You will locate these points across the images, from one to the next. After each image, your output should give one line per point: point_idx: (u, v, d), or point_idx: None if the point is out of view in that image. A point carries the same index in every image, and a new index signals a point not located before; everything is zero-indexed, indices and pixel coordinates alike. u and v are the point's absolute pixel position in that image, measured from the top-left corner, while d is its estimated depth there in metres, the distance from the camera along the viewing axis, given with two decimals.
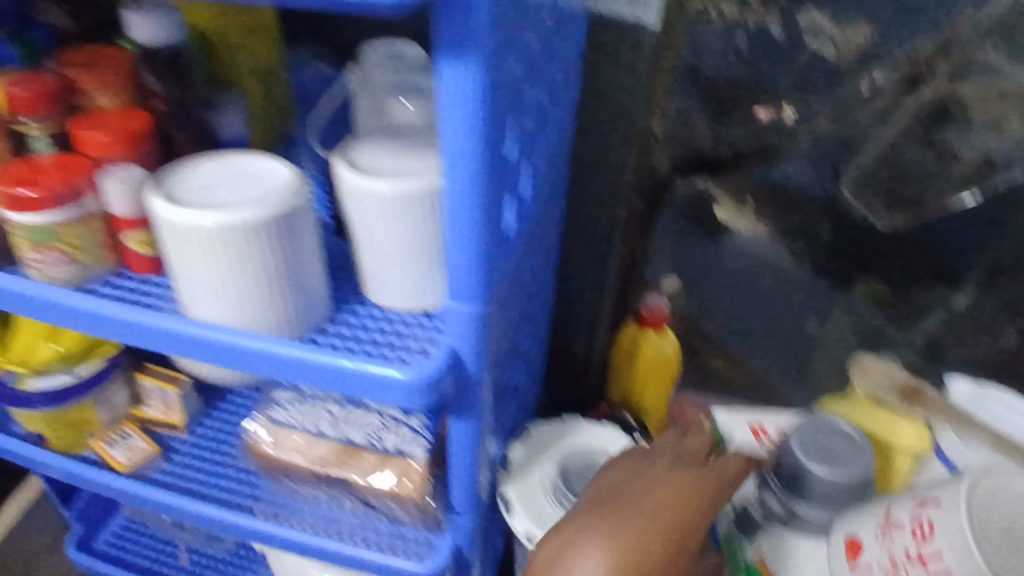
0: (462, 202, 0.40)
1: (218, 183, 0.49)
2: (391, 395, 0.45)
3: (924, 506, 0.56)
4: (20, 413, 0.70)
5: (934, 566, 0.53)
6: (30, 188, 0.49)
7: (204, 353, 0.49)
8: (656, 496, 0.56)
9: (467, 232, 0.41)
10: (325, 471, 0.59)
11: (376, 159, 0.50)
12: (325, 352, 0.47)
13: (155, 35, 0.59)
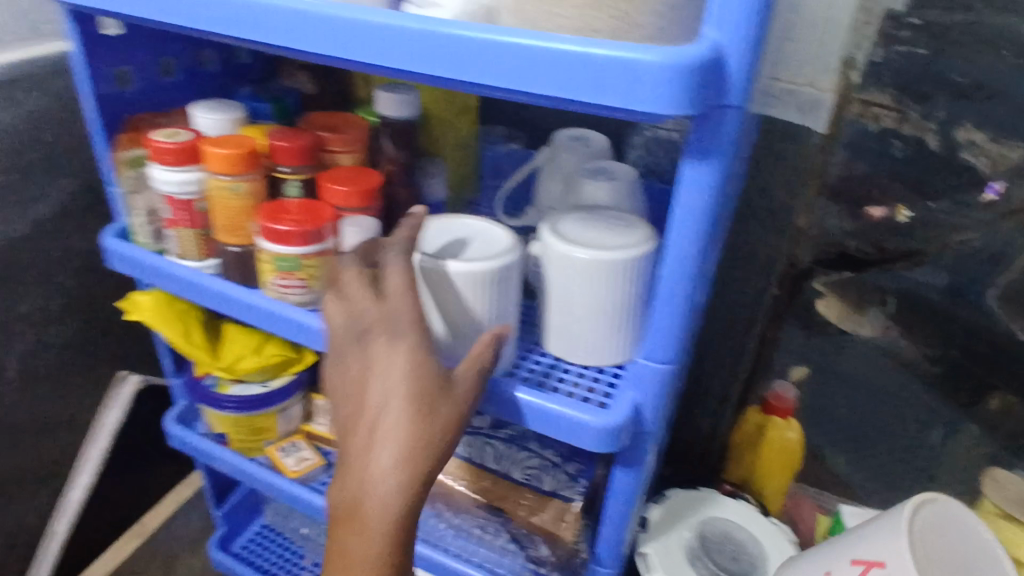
0: (676, 279, 0.45)
1: (456, 240, 0.57)
2: (579, 435, 0.51)
3: (865, 566, 0.56)
4: (212, 413, 0.78)
5: None
6: (289, 223, 0.59)
7: None
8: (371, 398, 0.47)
9: (673, 301, 0.46)
10: (485, 501, 0.66)
11: (577, 229, 0.57)
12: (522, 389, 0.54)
13: (397, 110, 0.67)
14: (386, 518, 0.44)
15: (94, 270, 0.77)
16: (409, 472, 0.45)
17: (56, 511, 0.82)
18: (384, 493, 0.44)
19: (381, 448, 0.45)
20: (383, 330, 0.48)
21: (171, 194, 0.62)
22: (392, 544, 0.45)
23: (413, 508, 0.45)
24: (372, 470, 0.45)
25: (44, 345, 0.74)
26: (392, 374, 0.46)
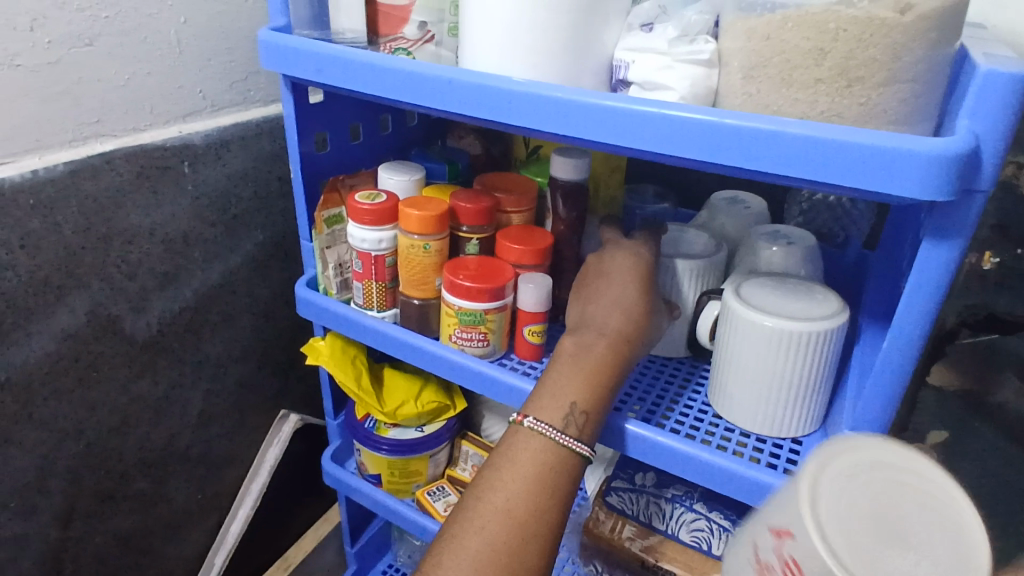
0: (895, 352, 0.46)
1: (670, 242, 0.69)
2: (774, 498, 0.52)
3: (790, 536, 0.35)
4: (368, 455, 0.81)
5: None
6: (471, 281, 0.63)
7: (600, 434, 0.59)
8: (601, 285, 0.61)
9: (893, 370, 0.47)
10: (655, 562, 0.63)
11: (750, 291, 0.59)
12: (719, 454, 0.54)
13: (570, 172, 0.70)
14: (612, 327, 0.56)
15: (270, 316, 0.83)
16: (633, 309, 0.58)
17: (217, 542, 0.87)
18: (611, 316, 0.57)
19: (613, 292, 0.59)
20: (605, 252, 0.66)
21: (364, 250, 0.67)
22: (612, 354, 0.55)
23: (629, 332, 0.56)
24: (602, 304, 0.58)
25: (223, 383, 0.81)
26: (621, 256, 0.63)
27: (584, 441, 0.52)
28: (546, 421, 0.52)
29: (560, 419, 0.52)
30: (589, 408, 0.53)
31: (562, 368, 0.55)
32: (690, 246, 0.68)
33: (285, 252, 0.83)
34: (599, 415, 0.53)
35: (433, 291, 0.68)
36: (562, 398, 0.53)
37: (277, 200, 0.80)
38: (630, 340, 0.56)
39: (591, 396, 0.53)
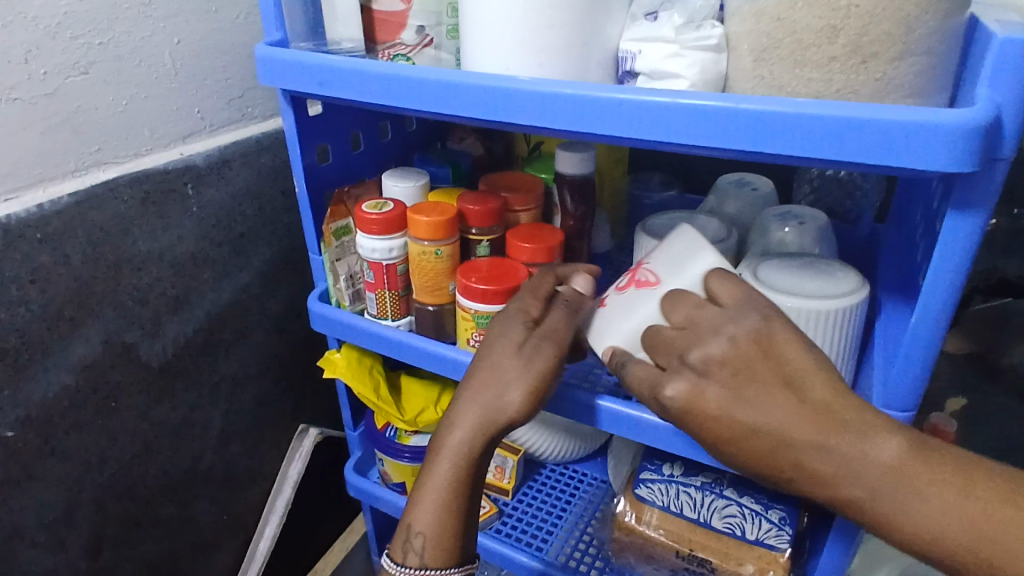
0: (924, 328, 0.46)
1: (673, 232, 0.68)
2: None
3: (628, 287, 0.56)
4: (391, 463, 0.81)
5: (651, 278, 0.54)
6: (485, 283, 0.62)
7: (637, 434, 0.57)
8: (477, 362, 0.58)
9: (921, 343, 0.46)
10: (690, 551, 0.66)
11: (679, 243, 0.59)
12: None
13: (574, 166, 0.70)
14: (445, 461, 0.57)
15: (283, 330, 0.83)
16: (471, 437, 0.56)
17: (245, 561, 0.86)
18: (448, 445, 0.57)
19: (460, 411, 0.57)
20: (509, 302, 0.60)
21: (375, 260, 0.66)
22: (450, 486, 0.57)
23: (469, 461, 0.57)
24: (446, 425, 0.58)
25: (241, 402, 0.80)
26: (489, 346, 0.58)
27: (444, 564, 0.58)
28: (396, 559, 0.59)
29: (407, 556, 0.59)
30: (437, 541, 0.58)
31: (414, 500, 0.59)
32: (693, 235, 0.67)
33: (294, 266, 0.82)
34: (450, 541, 0.58)
35: (447, 296, 0.67)
36: (421, 525, 0.58)
37: (282, 215, 0.79)
38: (476, 455, 0.57)
39: (436, 533, 0.58)
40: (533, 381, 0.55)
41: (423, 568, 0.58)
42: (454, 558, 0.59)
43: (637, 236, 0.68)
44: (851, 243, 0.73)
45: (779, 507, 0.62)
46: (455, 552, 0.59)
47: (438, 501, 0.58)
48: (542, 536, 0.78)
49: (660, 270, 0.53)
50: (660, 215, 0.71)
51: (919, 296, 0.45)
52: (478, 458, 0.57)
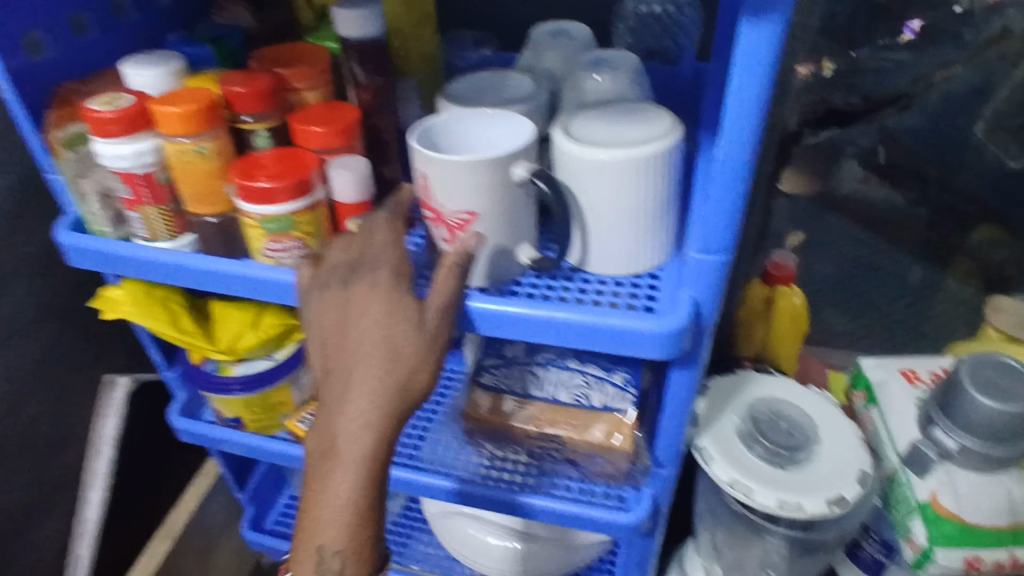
0: (731, 160, 0.42)
1: (480, 95, 0.60)
2: (613, 339, 0.50)
3: (453, 226, 0.52)
4: (219, 400, 0.72)
5: (458, 215, 0.51)
6: (268, 180, 0.52)
7: (478, 325, 0.53)
8: (349, 355, 0.51)
9: (733, 172, 0.42)
10: (538, 430, 0.61)
11: (433, 118, 0.55)
12: (582, 311, 0.51)
13: (359, 28, 0.60)
14: (353, 470, 0.51)
15: (49, 273, 0.70)
16: (378, 435, 0.51)
17: (77, 533, 0.77)
18: (350, 452, 0.51)
19: (359, 411, 0.50)
20: (379, 276, 0.51)
21: (124, 170, 0.54)
22: (352, 501, 0.52)
23: (376, 462, 0.51)
24: (344, 429, 0.51)
25: (15, 363, 0.68)
26: (380, 335, 0.50)
27: None
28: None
29: None
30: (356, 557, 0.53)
31: (321, 519, 0.53)
32: (499, 95, 0.60)
33: (43, 194, 0.68)
34: (369, 552, 0.54)
35: (227, 203, 0.57)
36: (330, 547, 0.53)
37: (8, 131, 0.64)
38: (374, 457, 0.51)
39: (353, 546, 0.53)
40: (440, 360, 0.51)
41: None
42: (373, 560, 0.55)
43: (439, 105, 0.60)
44: (674, 84, 0.68)
45: (622, 369, 0.62)
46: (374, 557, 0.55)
47: (345, 519, 0.52)
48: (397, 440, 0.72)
49: (470, 203, 0.51)
50: (467, 77, 0.63)
51: (721, 123, 0.40)
52: (386, 453, 0.52)
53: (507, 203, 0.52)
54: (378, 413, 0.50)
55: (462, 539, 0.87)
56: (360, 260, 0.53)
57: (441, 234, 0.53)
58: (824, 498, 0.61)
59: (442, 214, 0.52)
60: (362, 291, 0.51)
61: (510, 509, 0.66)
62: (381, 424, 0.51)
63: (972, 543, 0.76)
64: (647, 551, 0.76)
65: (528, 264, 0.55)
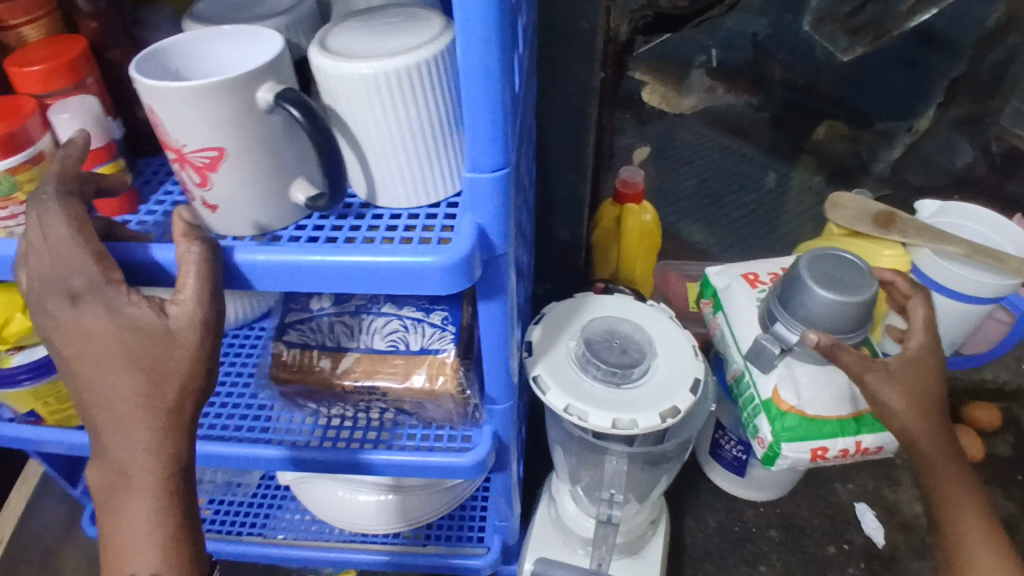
0: (476, 32, 0.38)
1: (232, 14, 0.52)
2: (394, 276, 0.45)
3: (200, 168, 0.45)
4: (5, 395, 0.64)
5: (202, 154, 0.45)
6: None
7: (251, 278, 0.47)
8: (96, 373, 0.45)
9: (484, 53, 0.39)
10: (353, 383, 0.57)
11: (166, 41, 0.47)
12: (360, 250, 0.45)
13: None
14: (154, 489, 0.46)
15: None
16: (168, 446, 0.46)
17: None
18: (146, 473, 0.46)
19: (141, 429, 0.45)
20: (77, 285, 0.44)
21: None
22: (150, 521, 0.47)
23: (176, 476, 0.47)
24: (129, 453, 0.46)
25: None
26: (127, 349, 0.44)
27: None
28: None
29: None
30: None
31: (134, 552, 0.48)
32: (255, 12, 0.52)
33: None
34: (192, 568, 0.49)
35: None
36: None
37: None
38: (158, 472, 0.46)
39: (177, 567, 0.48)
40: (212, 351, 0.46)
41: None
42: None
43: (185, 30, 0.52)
44: None
45: (439, 308, 0.58)
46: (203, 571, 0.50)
47: (147, 545, 0.47)
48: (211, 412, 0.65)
49: (210, 137, 0.44)
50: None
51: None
52: (187, 465, 0.48)
53: (260, 135, 0.45)
54: (149, 425, 0.45)
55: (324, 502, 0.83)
56: (50, 260, 0.43)
57: (192, 179, 0.46)
58: (657, 412, 0.60)
59: (184, 154, 0.45)
60: (72, 305, 0.44)
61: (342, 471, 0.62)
62: (155, 434, 0.45)
63: (815, 435, 0.79)
64: (511, 485, 0.75)
65: (306, 204, 0.49)
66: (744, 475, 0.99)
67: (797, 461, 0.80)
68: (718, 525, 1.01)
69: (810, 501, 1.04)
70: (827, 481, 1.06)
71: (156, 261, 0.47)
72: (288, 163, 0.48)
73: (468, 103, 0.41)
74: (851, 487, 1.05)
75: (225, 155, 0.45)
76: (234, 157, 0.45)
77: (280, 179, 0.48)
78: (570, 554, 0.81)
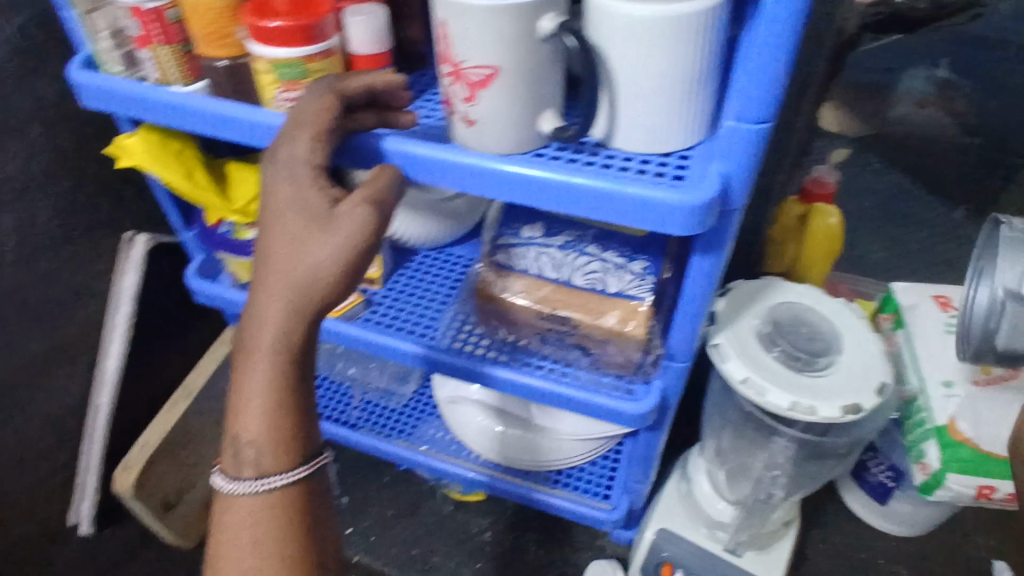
0: None
1: None
2: (626, 206, 0.47)
3: (469, 84, 0.49)
4: (235, 262, 0.72)
5: (474, 72, 0.48)
6: (279, 21, 0.49)
7: (491, 188, 0.51)
8: (267, 221, 0.44)
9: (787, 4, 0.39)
10: (551, 312, 0.60)
11: None
12: (602, 178, 0.47)
13: None
14: (265, 354, 0.43)
15: (70, 120, 0.68)
16: (289, 320, 0.42)
17: (97, 384, 0.79)
18: (262, 339, 0.43)
19: (277, 278, 0.42)
20: (283, 149, 0.45)
21: (134, 4, 0.51)
22: (263, 382, 0.44)
23: (296, 342, 0.43)
24: (255, 313, 0.43)
25: (36, 208, 0.67)
26: (298, 201, 0.43)
27: (281, 471, 0.45)
28: (231, 476, 0.46)
29: (241, 470, 0.45)
30: (268, 445, 0.44)
31: (233, 409, 0.45)
32: None
33: (60, 37, 0.66)
34: (286, 443, 0.45)
35: (240, 48, 0.54)
36: (241, 434, 0.45)
37: None
38: (280, 331, 0.43)
39: (273, 439, 0.45)
40: (360, 246, 0.42)
41: (264, 477, 0.45)
42: (300, 455, 0.46)
43: None
44: None
45: (641, 258, 0.59)
46: (296, 451, 0.46)
47: (255, 402, 0.44)
48: (404, 318, 0.72)
49: (488, 56, 0.47)
50: None
51: None
52: (308, 336, 0.44)
53: (531, 58, 0.48)
54: (286, 278, 0.42)
55: (467, 427, 0.87)
56: (279, 132, 0.46)
57: (459, 93, 0.50)
58: (839, 406, 0.59)
59: (460, 69, 0.49)
60: (273, 168, 0.45)
61: (511, 390, 0.66)
62: (289, 291, 0.42)
63: (986, 472, 0.73)
64: (653, 447, 0.76)
65: (552, 134, 0.52)
66: (884, 503, 0.94)
67: (958, 496, 0.75)
68: (842, 548, 0.97)
69: (946, 549, 0.97)
70: (970, 532, 0.99)
71: (386, 149, 0.53)
72: (544, 92, 0.50)
73: (753, 52, 0.41)
74: (997, 547, 0.97)
75: (491, 75, 0.48)
76: (500, 78, 0.48)
77: (532, 105, 0.50)
78: (693, 533, 0.80)
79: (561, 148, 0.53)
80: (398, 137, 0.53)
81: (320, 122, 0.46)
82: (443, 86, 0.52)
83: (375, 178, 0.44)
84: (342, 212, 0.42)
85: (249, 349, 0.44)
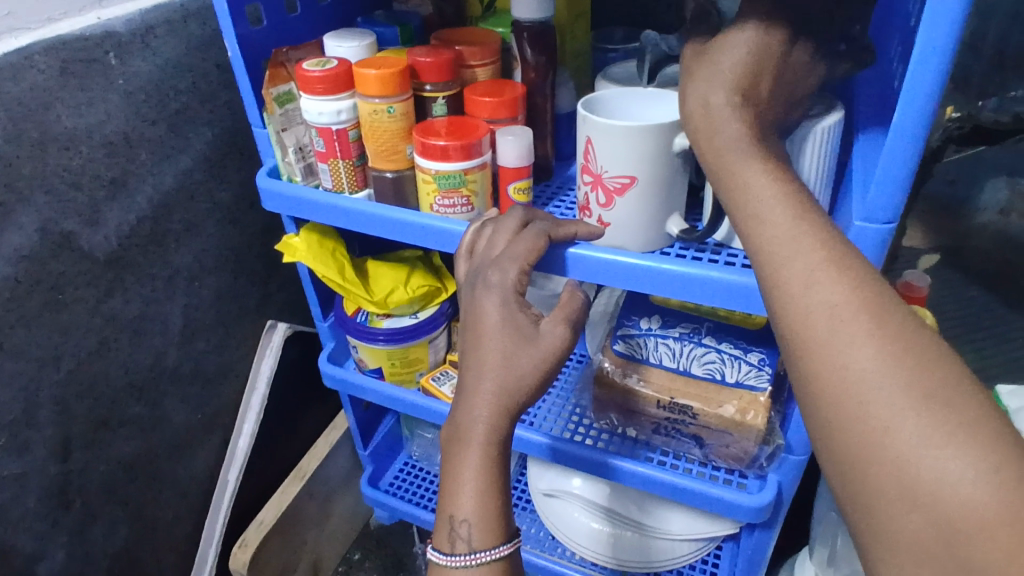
0: (916, 95, 0.42)
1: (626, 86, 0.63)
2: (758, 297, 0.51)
3: (610, 186, 0.55)
4: (364, 348, 0.78)
5: (618, 178, 0.55)
6: (445, 139, 0.57)
7: (633, 284, 0.56)
8: (479, 335, 0.54)
9: (916, 118, 0.43)
10: (671, 400, 0.64)
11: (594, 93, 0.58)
12: (735, 272, 0.52)
13: (530, 11, 0.65)
14: (481, 444, 0.52)
15: (237, 221, 0.79)
16: (502, 416, 0.52)
17: (226, 459, 0.86)
18: (479, 433, 0.52)
19: (499, 382, 0.52)
20: (489, 274, 0.55)
21: (323, 125, 0.61)
22: (482, 467, 0.52)
23: (506, 434, 0.53)
24: (472, 411, 0.52)
25: (201, 296, 0.77)
26: (509, 319, 0.54)
27: (493, 547, 0.51)
28: (445, 551, 0.52)
29: (456, 545, 0.51)
30: (485, 522, 0.51)
31: (449, 494, 0.52)
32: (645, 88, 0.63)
33: (239, 154, 0.78)
34: (498, 521, 0.52)
35: (405, 162, 0.63)
36: (458, 513, 0.51)
37: (220, 91, 0.74)
38: (498, 423, 0.52)
39: (484, 518, 0.51)
40: (557, 359, 0.54)
41: (474, 552, 0.51)
42: (504, 533, 0.52)
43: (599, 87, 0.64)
44: None
45: (757, 350, 0.63)
46: (505, 529, 0.52)
47: (474, 484, 0.51)
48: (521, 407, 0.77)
49: (628, 168, 0.54)
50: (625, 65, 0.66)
51: (909, 66, 0.42)
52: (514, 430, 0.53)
53: (667, 167, 0.54)
54: (507, 380, 0.52)
55: (566, 524, 0.86)
56: (483, 261, 0.55)
57: (598, 199, 0.57)
58: None
59: (601, 177, 0.56)
60: (483, 294, 0.55)
61: (628, 481, 0.68)
62: (508, 391, 0.52)
63: None
64: (763, 546, 0.75)
65: (677, 235, 0.57)
66: None
67: None
68: None
69: None
70: None
71: (561, 253, 0.57)
72: (673, 196, 0.56)
73: (882, 158, 0.46)
74: None
75: (632, 181, 0.54)
76: (639, 185, 0.54)
77: (665, 207, 0.56)
78: None
79: (687, 246, 0.58)
80: (570, 246, 0.57)
81: (529, 258, 0.54)
82: (582, 193, 0.58)
83: (564, 303, 0.57)
84: (551, 336, 0.54)
85: (467, 438, 0.52)
